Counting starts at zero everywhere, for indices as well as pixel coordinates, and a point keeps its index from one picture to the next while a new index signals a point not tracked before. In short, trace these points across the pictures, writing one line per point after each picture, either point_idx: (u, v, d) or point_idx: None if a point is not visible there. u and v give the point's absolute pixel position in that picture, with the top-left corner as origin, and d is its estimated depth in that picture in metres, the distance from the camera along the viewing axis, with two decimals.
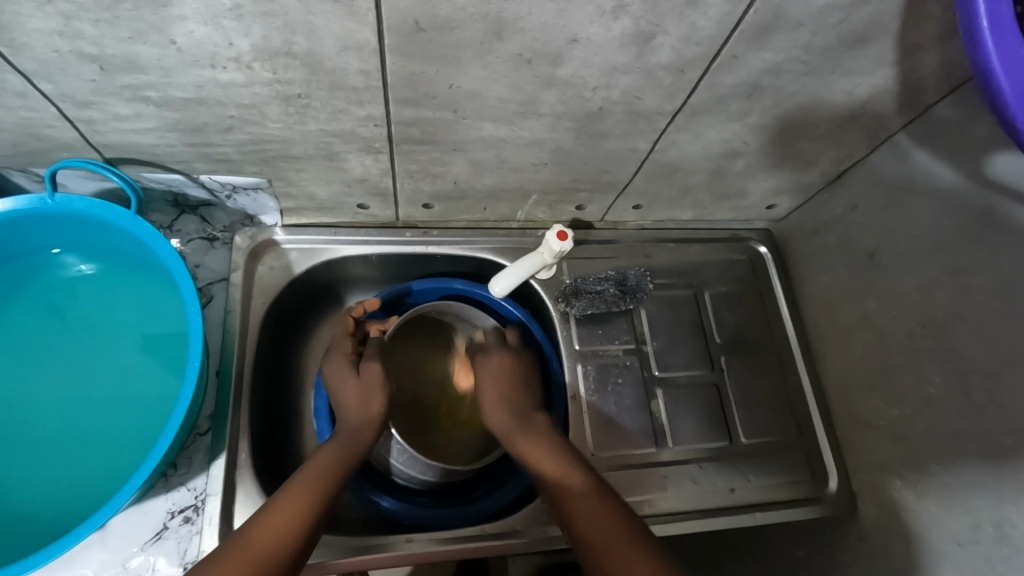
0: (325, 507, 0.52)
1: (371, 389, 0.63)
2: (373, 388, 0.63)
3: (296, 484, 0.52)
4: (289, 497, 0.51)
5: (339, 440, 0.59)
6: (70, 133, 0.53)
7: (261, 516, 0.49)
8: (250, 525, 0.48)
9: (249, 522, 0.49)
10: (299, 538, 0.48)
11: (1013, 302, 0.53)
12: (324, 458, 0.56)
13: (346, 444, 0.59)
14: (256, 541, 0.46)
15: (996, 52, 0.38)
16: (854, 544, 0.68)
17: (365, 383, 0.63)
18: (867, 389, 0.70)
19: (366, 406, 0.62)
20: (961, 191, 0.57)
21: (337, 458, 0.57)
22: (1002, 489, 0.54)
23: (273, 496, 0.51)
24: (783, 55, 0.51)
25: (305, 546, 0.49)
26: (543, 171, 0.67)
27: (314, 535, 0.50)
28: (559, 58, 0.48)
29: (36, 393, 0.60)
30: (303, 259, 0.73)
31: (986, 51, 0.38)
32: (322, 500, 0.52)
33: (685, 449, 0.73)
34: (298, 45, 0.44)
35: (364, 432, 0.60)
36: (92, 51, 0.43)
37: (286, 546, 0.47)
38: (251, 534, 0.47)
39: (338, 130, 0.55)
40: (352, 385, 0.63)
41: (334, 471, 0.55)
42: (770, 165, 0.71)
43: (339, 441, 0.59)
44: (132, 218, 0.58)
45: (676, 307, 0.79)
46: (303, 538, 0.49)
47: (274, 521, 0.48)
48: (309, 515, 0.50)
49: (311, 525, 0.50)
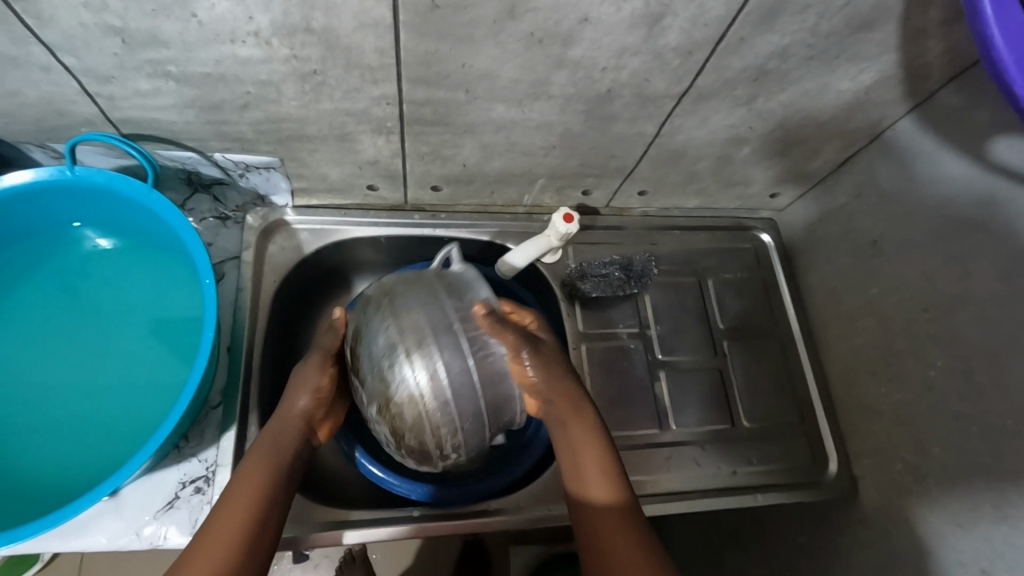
0: (272, 508, 0.50)
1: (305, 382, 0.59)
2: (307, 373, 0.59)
3: (240, 491, 0.50)
4: (234, 498, 0.49)
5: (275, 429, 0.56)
6: (91, 108, 0.54)
7: (205, 534, 0.46)
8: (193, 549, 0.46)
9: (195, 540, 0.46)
10: (252, 544, 0.47)
11: (1014, 285, 0.54)
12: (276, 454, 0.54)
13: (274, 438, 0.55)
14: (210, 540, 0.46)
15: (996, 20, 0.39)
16: (856, 528, 0.69)
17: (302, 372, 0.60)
18: (869, 374, 0.71)
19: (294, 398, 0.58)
20: (964, 175, 0.58)
21: (273, 451, 0.54)
22: (1001, 470, 0.54)
23: (216, 508, 0.49)
24: (790, 38, 0.52)
25: (264, 542, 0.48)
26: (552, 155, 0.68)
27: (264, 542, 0.48)
28: (570, 38, 0.49)
29: (54, 363, 0.61)
30: (313, 239, 0.74)
31: (984, 17, 0.39)
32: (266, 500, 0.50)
33: (687, 431, 0.74)
34: (316, 21, 0.45)
35: (292, 428, 0.57)
36: (116, 25, 0.44)
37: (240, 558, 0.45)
38: (195, 557, 0.44)
39: (352, 110, 0.56)
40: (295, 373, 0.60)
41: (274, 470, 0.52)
42: (776, 152, 0.72)
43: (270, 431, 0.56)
44: (150, 192, 0.58)
45: (681, 293, 0.80)
46: (250, 550, 0.46)
47: (216, 540, 0.46)
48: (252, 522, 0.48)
49: (264, 518, 0.49)
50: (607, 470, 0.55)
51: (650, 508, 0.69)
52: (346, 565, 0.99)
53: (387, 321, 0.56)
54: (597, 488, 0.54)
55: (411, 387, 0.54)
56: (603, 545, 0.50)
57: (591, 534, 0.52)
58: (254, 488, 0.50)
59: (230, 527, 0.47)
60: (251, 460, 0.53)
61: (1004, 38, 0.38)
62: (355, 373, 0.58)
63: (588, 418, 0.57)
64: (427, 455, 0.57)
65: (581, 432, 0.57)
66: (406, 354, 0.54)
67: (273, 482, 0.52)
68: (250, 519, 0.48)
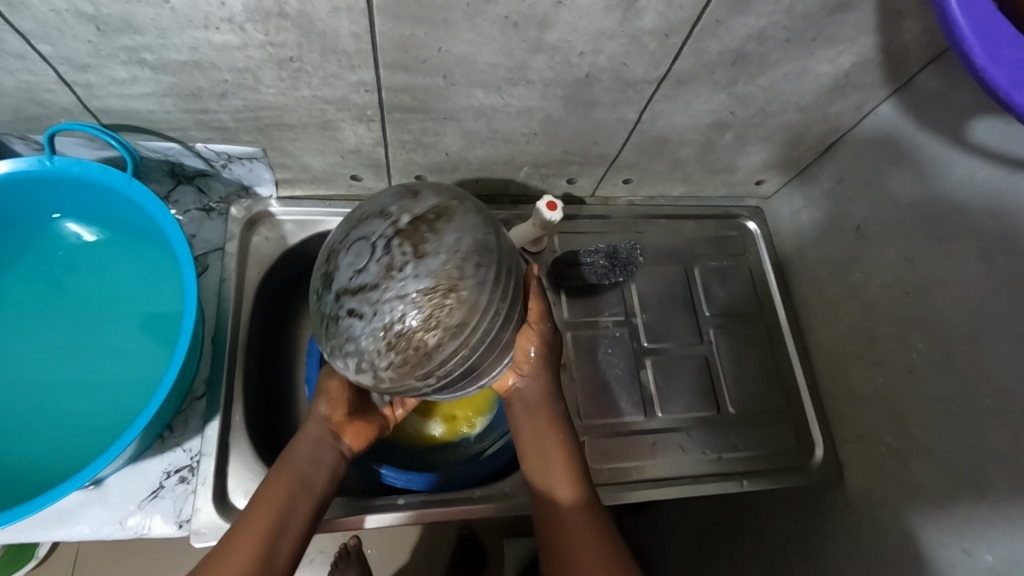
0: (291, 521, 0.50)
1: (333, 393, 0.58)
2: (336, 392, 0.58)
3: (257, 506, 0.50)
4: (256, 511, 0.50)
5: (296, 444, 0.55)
6: (69, 97, 0.54)
7: (224, 547, 0.47)
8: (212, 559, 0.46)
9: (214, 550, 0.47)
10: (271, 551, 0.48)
11: (992, 265, 0.54)
12: (291, 465, 0.53)
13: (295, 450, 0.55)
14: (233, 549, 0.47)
15: None
16: (841, 512, 0.69)
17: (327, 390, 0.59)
18: (854, 358, 0.71)
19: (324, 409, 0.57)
20: (943, 158, 0.58)
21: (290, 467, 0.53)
22: (982, 449, 0.54)
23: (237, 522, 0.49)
24: (766, 20, 0.52)
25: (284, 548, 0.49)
26: (534, 142, 0.68)
27: (279, 556, 0.48)
28: (546, 21, 0.49)
29: (36, 354, 0.61)
30: (298, 230, 0.74)
31: None
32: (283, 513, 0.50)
33: (673, 418, 0.74)
34: (290, 6, 0.45)
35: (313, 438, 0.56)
36: (89, 10, 0.44)
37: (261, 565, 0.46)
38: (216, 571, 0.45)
39: (331, 97, 0.56)
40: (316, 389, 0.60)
41: (290, 485, 0.52)
42: (759, 138, 0.72)
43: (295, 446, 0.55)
44: (129, 181, 0.58)
45: (667, 281, 0.81)
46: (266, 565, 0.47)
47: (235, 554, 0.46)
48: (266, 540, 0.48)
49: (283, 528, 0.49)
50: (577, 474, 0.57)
51: (635, 494, 0.69)
52: (339, 561, 1.00)
53: (478, 227, 0.48)
54: (564, 487, 0.56)
55: (474, 294, 0.45)
56: (562, 546, 0.52)
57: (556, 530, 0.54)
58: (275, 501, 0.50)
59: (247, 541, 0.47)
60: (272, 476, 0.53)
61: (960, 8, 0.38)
62: (408, 240, 0.44)
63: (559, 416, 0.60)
64: (422, 364, 0.45)
65: (541, 420, 0.59)
66: (490, 263, 0.47)
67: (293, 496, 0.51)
68: (263, 534, 0.48)
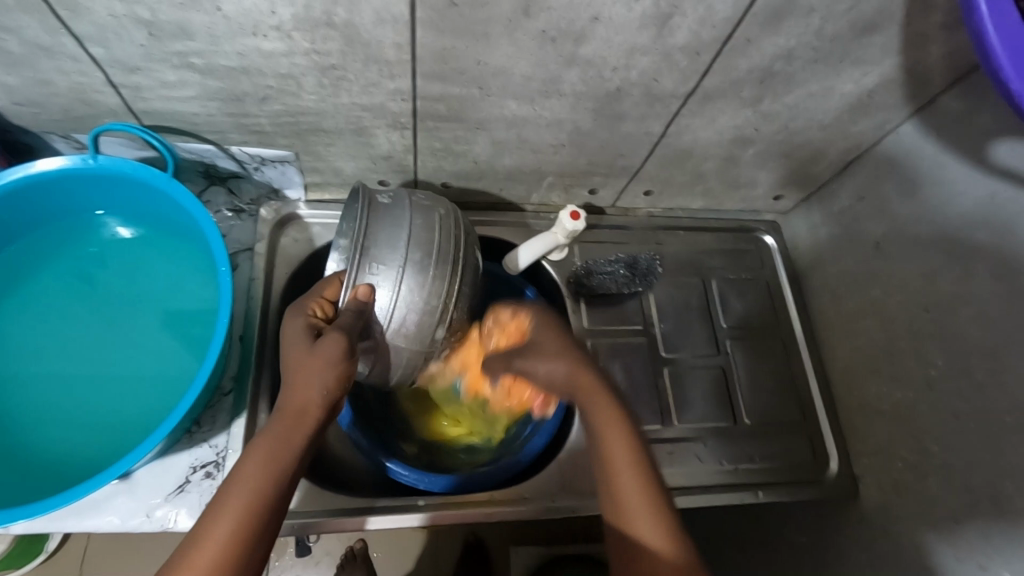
0: (275, 507, 0.44)
1: (327, 370, 0.48)
2: (314, 366, 0.48)
3: (228, 500, 0.43)
4: (233, 492, 0.44)
5: (275, 427, 0.47)
6: (116, 99, 0.56)
7: (189, 547, 0.41)
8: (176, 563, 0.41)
9: (177, 551, 0.42)
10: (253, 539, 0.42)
11: (1013, 284, 0.55)
12: (280, 449, 0.46)
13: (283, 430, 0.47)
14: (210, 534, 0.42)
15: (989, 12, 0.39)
16: (856, 526, 0.70)
17: (310, 358, 0.49)
18: (871, 374, 0.72)
19: (307, 384, 0.48)
20: (966, 180, 0.59)
21: (273, 453, 0.46)
22: (1000, 465, 0.55)
23: (214, 503, 0.43)
24: (796, 40, 0.54)
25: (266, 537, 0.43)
26: (562, 153, 0.70)
27: (251, 567, 0.42)
28: (581, 37, 0.51)
29: (71, 347, 0.63)
30: (326, 233, 0.76)
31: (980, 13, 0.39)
32: (260, 511, 0.43)
33: (690, 428, 0.75)
34: (338, 16, 0.47)
35: (304, 420, 0.48)
36: (146, 17, 0.46)
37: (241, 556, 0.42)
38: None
39: (368, 104, 0.58)
40: (306, 359, 0.49)
41: (274, 465, 0.45)
42: (780, 154, 0.73)
43: (276, 429, 0.47)
44: (169, 181, 0.60)
45: (685, 291, 0.82)
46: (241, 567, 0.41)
47: (200, 560, 0.41)
48: (236, 549, 0.41)
49: (268, 512, 0.44)
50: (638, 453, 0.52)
51: None
52: (346, 564, 1.02)
53: None
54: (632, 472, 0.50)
55: None
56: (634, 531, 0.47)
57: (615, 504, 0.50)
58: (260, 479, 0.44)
59: (214, 547, 0.41)
60: (247, 464, 0.45)
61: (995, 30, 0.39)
62: None
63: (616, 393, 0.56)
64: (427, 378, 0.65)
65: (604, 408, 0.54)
66: None
67: (275, 489, 0.45)
68: (242, 525, 0.42)
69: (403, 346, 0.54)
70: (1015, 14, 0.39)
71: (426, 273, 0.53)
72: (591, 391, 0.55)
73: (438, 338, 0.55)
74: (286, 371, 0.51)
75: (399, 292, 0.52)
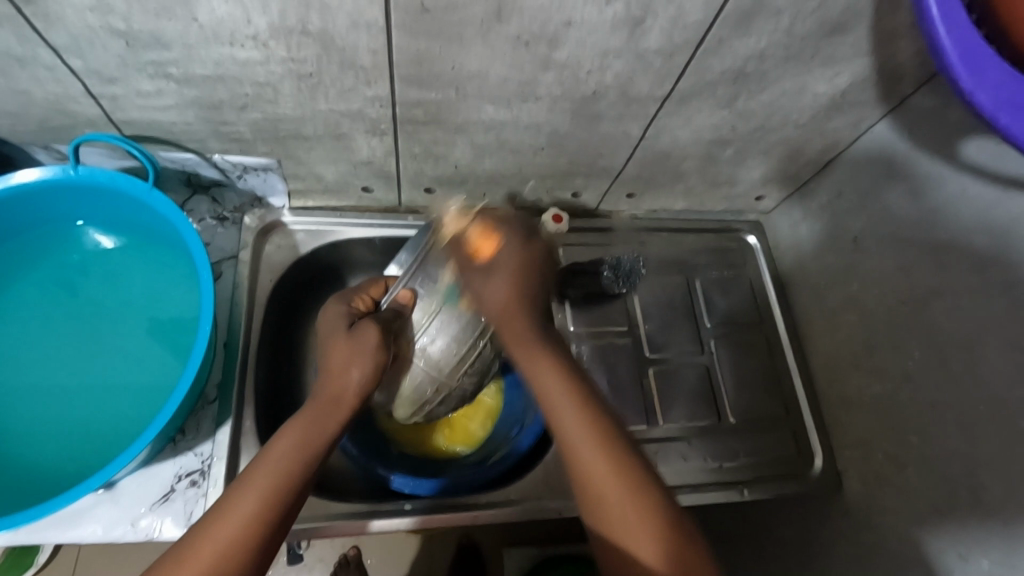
0: (297, 493, 0.45)
1: (367, 354, 0.52)
2: (345, 350, 0.52)
3: (255, 478, 0.44)
4: (260, 470, 0.45)
5: (306, 414, 0.49)
6: (94, 109, 0.56)
7: (210, 522, 0.43)
8: (190, 542, 0.42)
9: (196, 527, 0.43)
10: (269, 525, 0.43)
11: (986, 276, 0.56)
12: (314, 435, 0.47)
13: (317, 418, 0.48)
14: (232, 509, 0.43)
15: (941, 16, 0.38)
16: (840, 519, 0.71)
17: (350, 343, 0.53)
18: (852, 369, 0.72)
19: (345, 368, 0.51)
20: (938, 175, 0.60)
21: (301, 439, 0.47)
22: (976, 455, 0.56)
23: (239, 482, 0.45)
24: (766, 41, 0.55)
25: (283, 524, 0.44)
26: (542, 155, 0.70)
27: (265, 552, 0.42)
28: (555, 40, 0.52)
29: (52, 358, 0.63)
30: (310, 239, 0.76)
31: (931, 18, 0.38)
32: (282, 494, 0.44)
33: (676, 426, 0.75)
34: (312, 23, 0.47)
35: (339, 410, 0.50)
36: (121, 26, 0.46)
37: (257, 539, 0.42)
38: (186, 558, 0.41)
39: (347, 110, 0.59)
40: (340, 342, 0.53)
41: (306, 445, 0.47)
42: (758, 154, 0.74)
43: (307, 415, 0.48)
44: (149, 190, 0.60)
45: (669, 291, 0.82)
46: (257, 549, 0.42)
47: (221, 532, 0.42)
48: (256, 530, 0.42)
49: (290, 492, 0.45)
50: (602, 430, 0.45)
51: None
52: (340, 569, 1.02)
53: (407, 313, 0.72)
54: (585, 448, 0.44)
55: None
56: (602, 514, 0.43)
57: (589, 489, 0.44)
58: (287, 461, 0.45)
59: (230, 529, 0.42)
60: (275, 446, 0.47)
61: (948, 33, 0.38)
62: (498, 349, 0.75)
63: (553, 337, 0.50)
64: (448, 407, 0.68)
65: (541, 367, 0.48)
66: None
67: (301, 474, 0.46)
68: (263, 509, 0.43)
69: (418, 369, 0.60)
70: (963, 13, 0.38)
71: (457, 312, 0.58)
72: (520, 337, 0.49)
73: (451, 371, 0.60)
74: (324, 358, 0.54)
75: (429, 320, 0.58)
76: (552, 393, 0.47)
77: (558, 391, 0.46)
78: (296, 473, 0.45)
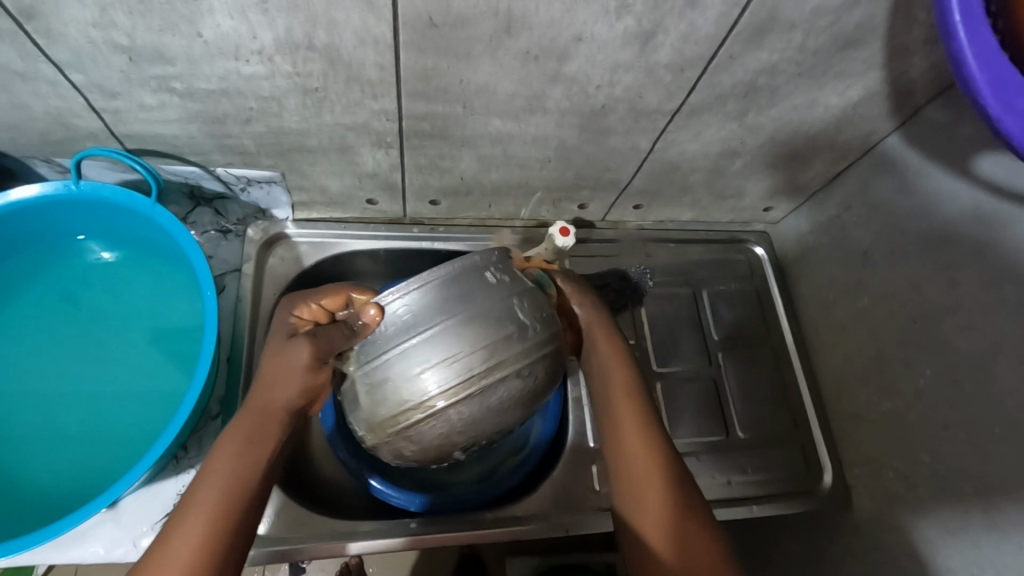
0: (249, 500, 0.45)
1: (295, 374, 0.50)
2: (277, 368, 0.51)
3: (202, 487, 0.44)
4: (209, 479, 0.44)
5: (241, 421, 0.49)
6: (97, 123, 0.55)
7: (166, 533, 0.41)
8: (153, 553, 0.41)
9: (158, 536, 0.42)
10: (230, 529, 0.42)
11: (1000, 292, 0.55)
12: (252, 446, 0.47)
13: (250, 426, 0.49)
14: (187, 517, 0.42)
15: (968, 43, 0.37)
16: (850, 536, 0.70)
17: (280, 360, 0.51)
18: (862, 384, 0.71)
19: (273, 384, 0.51)
20: (949, 191, 0.59)
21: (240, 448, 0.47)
22: (991, 475, 0.55)
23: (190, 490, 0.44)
24: (778, 55, 0.54)
25: (243, 530, 0.43)
26: (548, 168, 0.69)
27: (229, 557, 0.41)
28: (565, 55, 0.51)
29: (53, 374, 0.62)
30: (313, 251, 0.75)
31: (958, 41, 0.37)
32: (234, 498, 0.44)
33: (684, 442, 0.74)
34: (319, 38, 0.46)
35: (269, 420, 0.50)
36: (124, 42, 0.45)
37: (221, 544, 0.41)
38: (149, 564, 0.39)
39: (352, 123, 0.58)
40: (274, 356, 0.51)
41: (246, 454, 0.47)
42: (766, 166, 0.74)
43: (243, 423, 0.49)
44: (152, 206, 0.59)
45: (675, 304, 0.81)
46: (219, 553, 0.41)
47: (179, 539, 0.40)
48: (213, 537, 0.41)
49: (239, 497, 0.44)
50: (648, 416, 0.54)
51: None
52: None
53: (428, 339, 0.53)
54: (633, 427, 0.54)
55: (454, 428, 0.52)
56: (630, 482, 0.52)
57: (625, 465, 0.53)
58: (231, 467, 0.45)
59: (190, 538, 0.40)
60: (217, 456, 0.46)
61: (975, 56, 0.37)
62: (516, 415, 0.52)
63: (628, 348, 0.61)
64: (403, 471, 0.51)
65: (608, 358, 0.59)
66: None
67: (247, 481, 0.45)
68: (220, 514, 0.42)
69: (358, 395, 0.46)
70: (991, 39, 0.37)
71: (444, 355, 0.44)
72: (602, 337, 0.61)
73: (383, 423, 0.46)
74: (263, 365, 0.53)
75: (404, 345, 0.44)
76: (612, 372, 0.58)
77: (619, 376, 0.57)
78: (241, 478, 0.45)
